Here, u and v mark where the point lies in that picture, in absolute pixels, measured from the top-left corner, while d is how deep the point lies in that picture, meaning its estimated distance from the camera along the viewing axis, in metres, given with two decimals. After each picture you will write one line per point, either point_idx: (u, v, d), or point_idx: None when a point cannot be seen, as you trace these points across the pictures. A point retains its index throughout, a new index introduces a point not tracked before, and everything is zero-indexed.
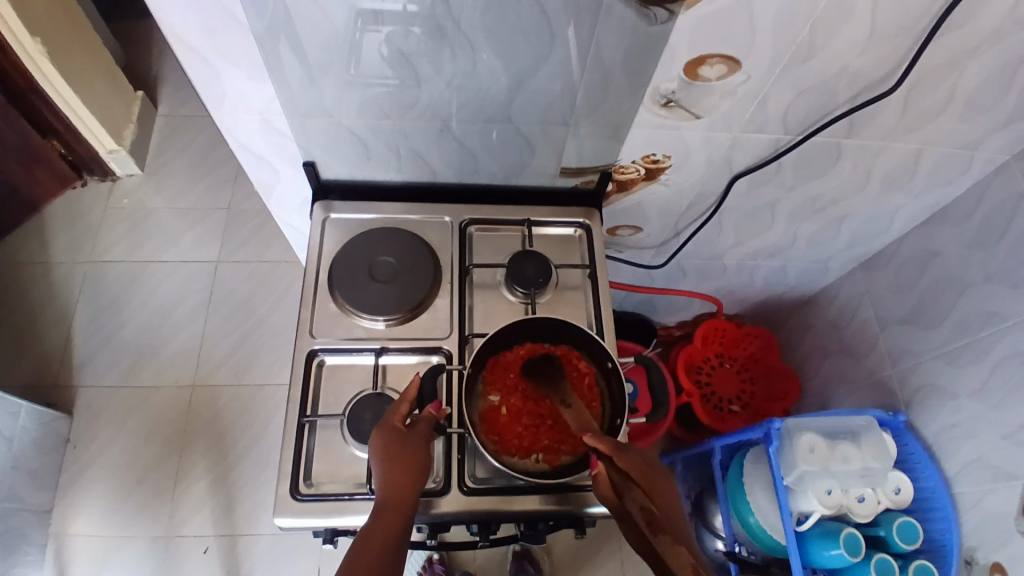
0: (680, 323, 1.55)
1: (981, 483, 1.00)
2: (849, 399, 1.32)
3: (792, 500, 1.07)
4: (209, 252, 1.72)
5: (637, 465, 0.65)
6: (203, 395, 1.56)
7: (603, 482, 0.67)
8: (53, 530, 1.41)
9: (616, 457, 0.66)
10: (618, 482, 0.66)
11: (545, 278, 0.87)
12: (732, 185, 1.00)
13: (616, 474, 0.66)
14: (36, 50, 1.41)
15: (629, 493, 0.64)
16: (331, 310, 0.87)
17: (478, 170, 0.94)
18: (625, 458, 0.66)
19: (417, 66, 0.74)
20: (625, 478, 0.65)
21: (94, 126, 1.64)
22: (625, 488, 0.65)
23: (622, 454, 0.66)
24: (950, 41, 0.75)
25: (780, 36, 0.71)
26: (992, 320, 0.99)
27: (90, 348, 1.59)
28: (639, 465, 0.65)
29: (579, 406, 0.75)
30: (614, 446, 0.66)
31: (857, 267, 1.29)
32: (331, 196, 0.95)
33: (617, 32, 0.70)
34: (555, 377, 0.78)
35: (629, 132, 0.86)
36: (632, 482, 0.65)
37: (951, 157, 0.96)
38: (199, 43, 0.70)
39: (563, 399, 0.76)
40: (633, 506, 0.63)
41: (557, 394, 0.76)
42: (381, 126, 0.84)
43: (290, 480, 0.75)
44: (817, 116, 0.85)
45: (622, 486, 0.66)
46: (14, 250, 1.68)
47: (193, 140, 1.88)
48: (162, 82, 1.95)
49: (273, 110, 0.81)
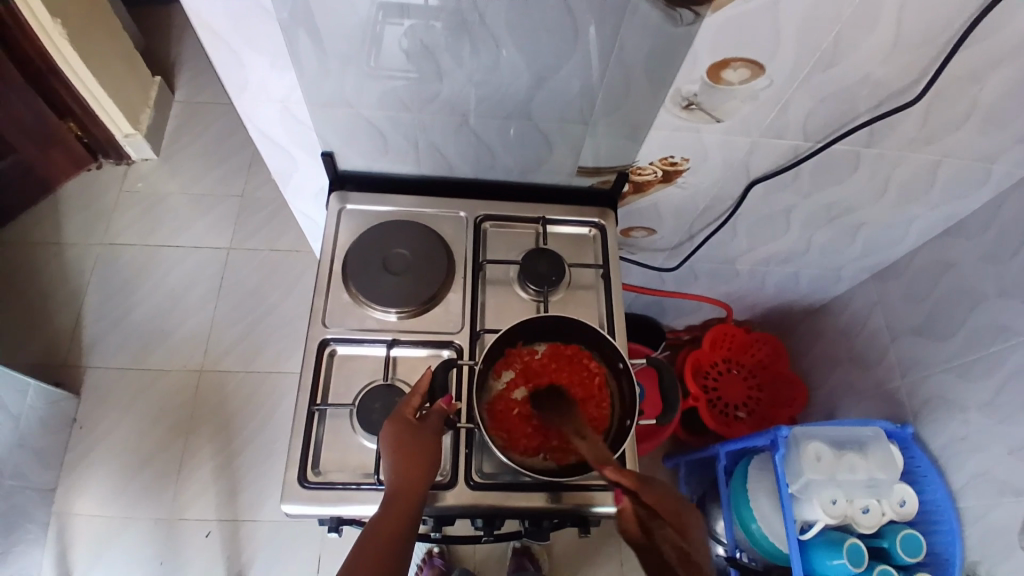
0: (688, 327, 1.56)
1: (986, 498, 0.99)
2: (855, 409, 1.31)
3: (795, 507, 1.06)
4: (221, 239, 1.73)
5: (666, 503, 0.63)
6: (209, 381, 1.56)
7: (628, 515, 0.63)
8: (57, 509, 1.42)
9: (642, 492, 0.63)
10: (644, 519, 0.62)
11: (558, 276, 0.87)
12: (749, 189, 0.99)
13: (641, 511, 0.63)
14: (56, 31, 1.42)
15: (658, 529, 0.60)
16: (345, 300, 0.88)
17: (495, 166, 0.94)
18: (653, 493, 0.63)
19: (439, 59, 0.74)
20: (652, 514, 0.62)
21: (111, 110, 1.65)
22: (653, 525, 0.61)
23: (649, 489, 0.64)
24: (975, 53, 0.74)
25: (804, 42, 0.71)
26: (1003, 335, 0.99)
27: (99, 329, 1.60)
28: (664, 501, 0.63)
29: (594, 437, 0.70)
30: (641, 481, 0.64)
31: (869, 277, 1.29)
32: (348, 187, 0.95)
33: (641, 32, 0.70)
34: (572, 407, 0.74)
35: (648, 133, 0.86)
36: (660, 518, 0.62)
37: (969, 171, 0.95)
38: (223, 28, 0.70)
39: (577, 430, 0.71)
40: (664, 541, 0.59)
41: (574, 426, 0.72)
42: (401, 118, 0.84)
43: (299, 467, 0.76)
44: (837, 124, 0.85)
45: (648, 521, 0.62)
46: (27, 230, 1.69)
47: (208, 126, 1.89)
48: (180, 68, 1.96)
49: (293, 99, 0.81)
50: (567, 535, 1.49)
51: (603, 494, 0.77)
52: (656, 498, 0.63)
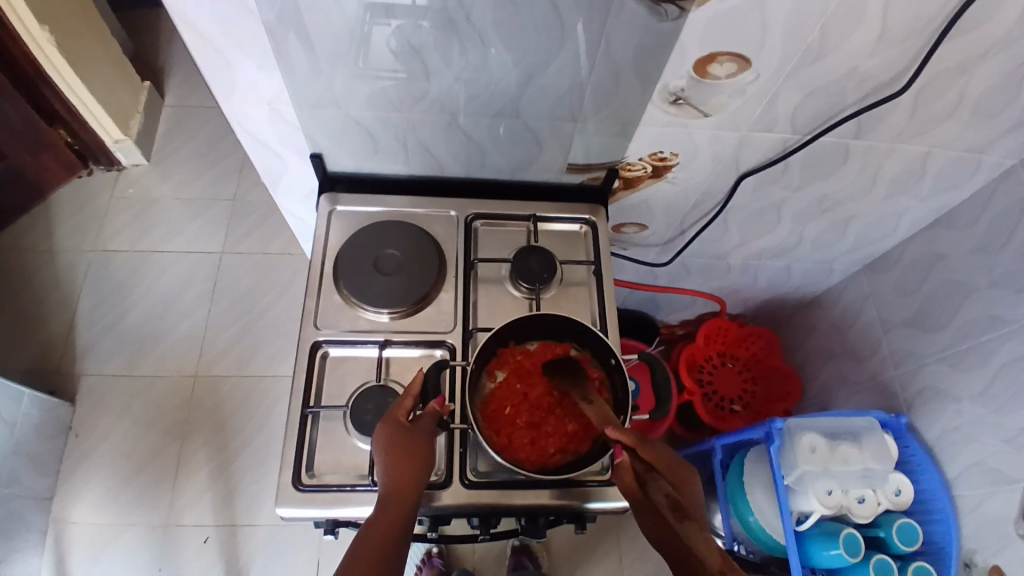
0: (682, 322, 1.55)
1: (980, 487, 1.00)
2: (850, 400, 1.32)
3: (792, 499, 1.07)
4: (213, 243, 1.72)
5: (662, 457, 0.65)
6: (205, 385, 1.56)
7: (627, 470, 0.66)
8: (52, 516, 1.42)
9: (641, 450, 0.64)
10: (641, 473, 0.65)
11: (550, 274, 0.87)
12: (739, 184, 1.00)
13: (639, 464, 0.66)
14: (45, 38, 1.41)
15: (653, 482, 0.64)
16: (336, 302, 0.87)
17: (485, 164, 0.94)
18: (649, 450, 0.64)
19: (426, 58, 0.74)
20: (649, 468, 0.65)
21: (100, 115, 1.64)
22: (649, 478, 0.65)
23: (645, 446, 0.65)
24: (961, 44, 0.74)
25: (791, 35, 0.71)
26: (995, 324, 0.99)
27: (93, 336, 1.59)
28: (662, 457, 0.65)
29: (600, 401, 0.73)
30: (640, 439, 0.65)
31: (862, 269, 1.29)
32: (338, 188, 0.95)
33: (628, 27, 0.69)
34: (575, 371, 0.77)
35: (637, 130, 0.86)
36: (655, 471, 0.65)
37: (958, 161, 0.95)
38: (211, 32, 0.70)
39: (584, 395, 0.74)
40: (658, 493, 0.63)
41: (579, 390, 0.75)
42: (389, 117, 0.84)
43: (293, 470, 0.76)
44: (826, 116, 0.85)
45: (645, 475, 0.65)
46: (18, 236, 1.69)
47: (199, 130, 1.88)
48: (169, 72, 1.95)
49: (282, 100, 0.81)
50: (566, 532, 1.49)
51: (598, 490, 0.78)
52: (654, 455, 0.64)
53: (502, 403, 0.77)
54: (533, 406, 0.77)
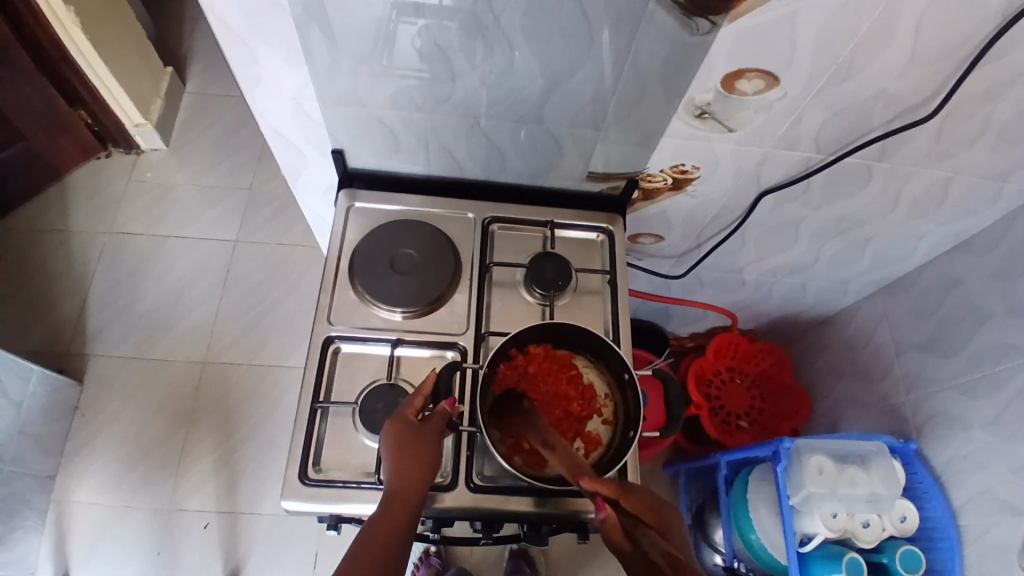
0: (692, 334, 1.55)
1: (987, 517, 0.99)
2: (859, 422, 1.31)
3: (796, 520, 1.06)
4: (228, 232, 1.73)
5: (646, 506, 0.64)
6: (212, 372, 1.57)
7: (614, 523, 0.60)
8: (55, 496, 1.43)
9: (624, 499, 0.64)
10: (629, 526, 0.61)
11: (564, 281, 0.87)
12: (759, 199, 0.99)
13: (625, 519, 0.63)
14: (70, 20, 1.42)
15: (643, 532, 0.60)
16: (350, 299, 0.88)
17: (505, 168, 0.94)
18: (628, 500, 0.64)
19: (452, 60, 0.74)
20: (637, 519, 0.62)
21: (121, 97, 1.65)
22: (638, 528, 0.61)
23: (627, 497, 0.64)
24: (992, 70, 0.74)
25: (820, 54, 0.71)
26: (1009, 354, 0.98)
27: (104, 318, 1.60)
28: (648, 508, 0.64)
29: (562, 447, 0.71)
30: (619, 488, 0.65)
31: (876, 290, 1.28)
32: (357, 185, 0.95)
33: (656, 39, 0.69)
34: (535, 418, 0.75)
35: (660, 141, 0.86)
36: (644, 522, 0.62)
37: (981, 188, 0.94)
38: (238, 25, 0.70)
39: (546, 442, 0.72)
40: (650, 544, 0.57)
41: (539, 433, 0.73)
42: (412, 117, 0.84)
43: (299, 464, 0.76)
44: (850, 137, 0.84)
45: (634, 529, 0.61)
46: (35, 216, 1.70)
47: (219, 119, 1.89)
48: (193, 60, 1.96)
49: (306, 95, 0.81)
50: (565, 539, 1.49)
51: None
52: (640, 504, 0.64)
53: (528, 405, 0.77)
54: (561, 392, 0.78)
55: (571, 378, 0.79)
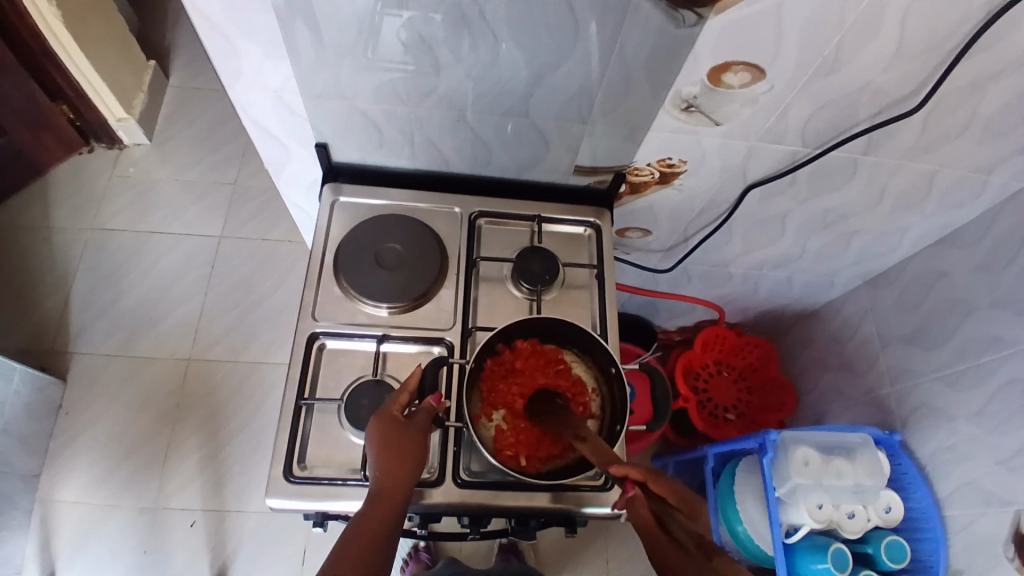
0: (680, 328, 1.55)
1: (971, 506, 1.00)
2: (844, 414, 1.32)
3: (782, 511, 1.07)
4: (213, 227, 1.71)
5: (672, 490, 0.65)
6: (198, 369, 1.55)
7: (643, 508, 0.62)
8: (39, 496, 1.41)
9: (651, 481, 0.65)
10: (657, 510, 0.62)
11: (552, 276, 0.87)
12: (745, 194, 0.99)
13: (653, 503, 0.64)
14: (51, 14, 1.39)
15: (672, 518, 0.61)
16: (335, 294, 0.87)
17: (491, 162, 0.93)
18: (658, 483, 0.65)
19: (438, 53, 0.73)
20: (664, 505, 0.63)
21: (105, 93, 1.62)
22: (665, 514, 0.62)
23: (655, 479, 0.65)
24: (976, 64, 0.74)
25: (808, 47, 0.70)
26: (994, 346, 0.99)
27: (87, 315, 1.58)
28: (674, 491, 0.65)
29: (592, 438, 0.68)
30: (647, 470, 0.65)
31: (862, 283, 1.29)
32: (341, 179, 0.94)
33: (644, 31, 0.69)
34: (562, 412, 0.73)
35: (647, 134, 0.86)
36: (671, 507, 0.63)
37: (965, 181, 0.95)
38: (219, 17, 0.69)
39: (576, 434, 0.69)
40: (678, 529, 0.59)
41: (569, 428, 0.71)
42: (397, 111, 0.83)
43: (284, 462, 0.75)
44: (836, 130, 0.84)
45: (662, 513, 0.62)
46: (15, 211, 1.67)
47: (202, 113, 1.87)
48: (175, 53, 1.93)
49: (289, 89, 0.80)
50: (554, 533, 1.49)
51: (591, 494, 0.78)
52: (666, 488, 0.65)
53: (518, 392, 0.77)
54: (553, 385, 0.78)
55: (558, 372, 0.79)
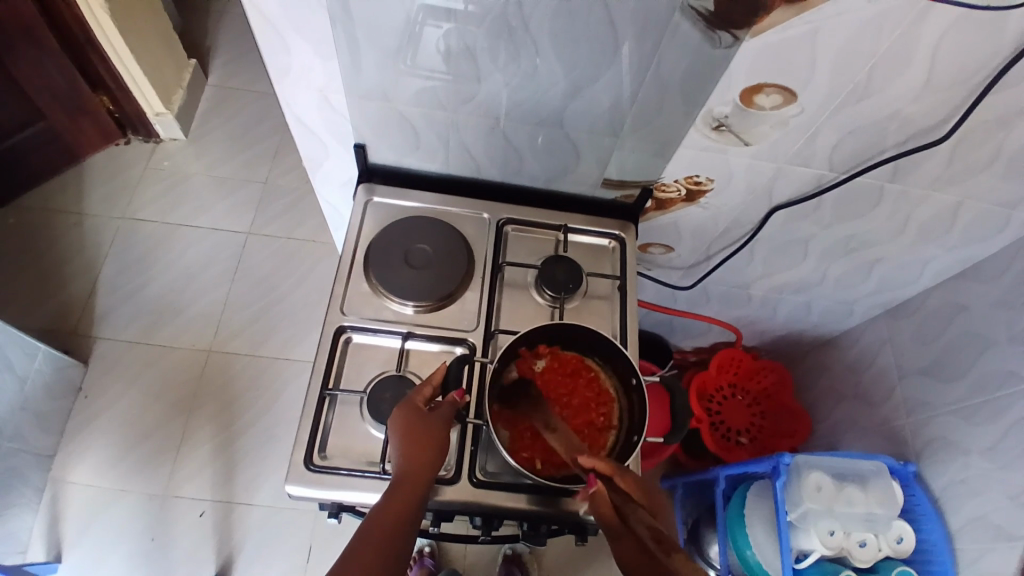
0: (695, 348, 1.56)
1: (982, 542, 0.99)
2: (858, 444, 1.31)
3: (792, 536, 1.07)
4: (240, 223, 1.75)
5: (637, 486, 0.69)
6: (216, 361, 1.58)
7: (604, 500, 0.65)
8: (53, 475, 1.43)
9: (618, 476, 0.68)
10: (618, 505, 0.65)
11: (575, 285, 0.88)
12: (770, 215, 1.01)
13: (617, 497, 0.67)
14: (98, 6, 1.44)
15: (632, 514, 0.63)
16: (363, 290, 0.89)
17: (522, 171, 0.96)
18: (625, 478, 0.69)
19: (478, 61, 0.76)
20: (627, 500, 0.66)
21: (144, 86, 1.67)
22: (628, 510, 0.64)
23: (621, 474, 0.69)
24: (1003, 99, 0.75)
25: (839, 73, 0.72)
26: (1011, 380, 0.98)
27: (112, 301, 1.62)
28: (638, 487, 0.68)
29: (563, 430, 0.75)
30: (615, 466, 0.69)
31: (881, 313, 1.29)
32: (375, 180, 0.97)
33: (680, 50, 0.71)
34: (534, 395, 0.78)
35: (676, 151, 0.88)
36: (633, 503, 0.66)
37: (989, 215, 0.96)
38: (274, 14, 0.72)
39: (547, 424, 0.76)
40: (640, 525, 0.61)
41: (541, 415, 0.76)
42: (435, 116, 0.86)
43: (305, 449, 0.77)
44: (863, 157, 0.86)
45: (624, 507, 0.65)
46: (50, 196, 1.72)
47: (237, 112, 1.91)
48: (215, 53, 1.99)
49: (333, 88, 0.83)
50: (559, 546, 1.49)
51: None
52: (629, 483, 0.68)
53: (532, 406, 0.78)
54: (577, 395, 0.80)
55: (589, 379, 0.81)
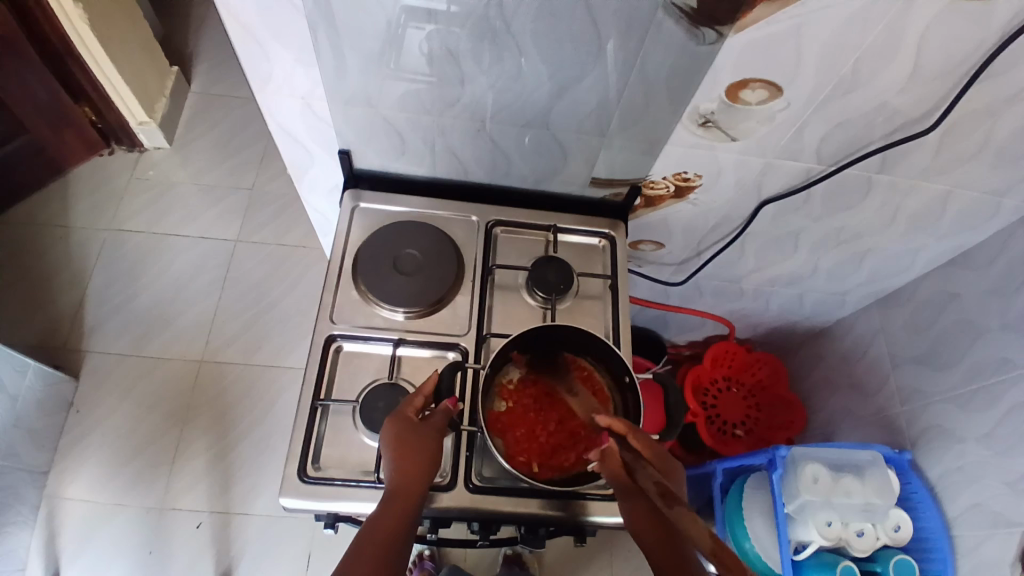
0: (689, 343, 1.56)
1: (980, 528, 0.99)
2: (853, 433, 1.32)
3: (791, 527, 1.08)
4: (228, 231, 1.73)
5: (651, 446, 0.67)
6: (209, 370, 1.56)
7: (615, 461, 0.67)
8: (47, 492, 1.42)
9: (631, 435, 0.67)
10: (629, 462, 0.66)
11: (566, 285, 0.88)
12: (759, 210, 1.00)
13: (628, 455, 0.67)
14: (77, 16, 1.42)
15: (642, 470, 0.64)
16: (353, 298, 0.88)
17: (510, 172, 0.95)
18: (638, 437, 0.67)
19: (461, 63, 0.75)
20: (638, 457, 0.65)
21: (127, 96, 1.65)
22: (637, 466, 0.65)
23: (635, 434, 0.67)
24: (989, 89, 0.75)
25: (824, 68, 0.72)
26: (1004, 367, 0.99)
27: (101, 313, 1.60)
28: (651, 446, 0.67)
29: (585, 394, 0.80)
30: (630, 426, 0.68)
31: (873, 302, 1.29)
32: (362, 186, 0.96)
33: (666, 47, 0.70)
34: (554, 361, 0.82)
35: (664, 149, 0.87)
36: (643, 459, 0.65)
37: (978, 204, 0.96)
38: (253, 24, 0.71)
39: (569, 388, 0.80)
40: (647, 480, 0.61)
41: (563, 381, 0.81)
42: (420, 120, 0.85)
43: (298, 462, 0.76)
44: (850, 150, 0.86)
45: (633, 464, 0.65)
46: (35, 210, 1.70)
47: (222, 119, 1.90)
48: (197, 60, 1.97)
49: (315, 96, 0.82)
50: (560, 545, 1.49)
51: (601, 504, 0.78)
52: (644, 442, 0.66)
53: (530, 399, 0.80)
54: (573, 388, 0.80)
55: (584, 378, 0.80)
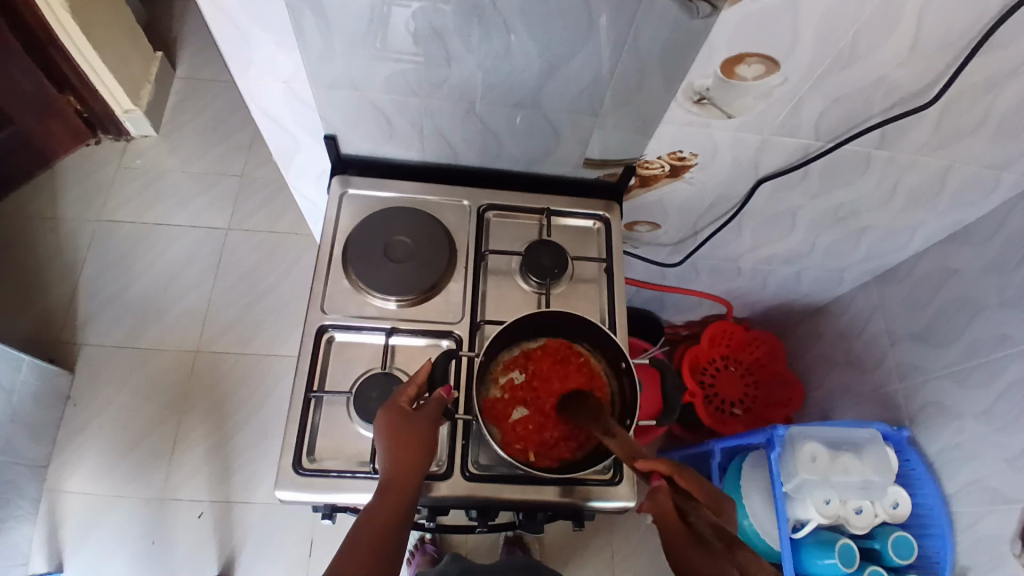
0: (687, 322, 1.55)
1: (979, 504, 0.99)
2: (851, 410, 1.31)
3: (790, 506, 1.08)
4: (219, 219, 1.71)
5: (698, 483, 0.62)
6: (205, 360, 1.56)
7: (665, 503, 0.61)
8: (47, 485, 1.42)
9: (678, 475, 0.62)
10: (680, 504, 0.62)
11: (561, 269, 0.86)
12: (756, 188, 0.98)
13: (676, 495, 0.63)
14: (58, 5, 1.38)
15: (696, 514, 0.61)
16: (344, 287, 0.87)
17: (501, 154, 0.93)
18: (685, 478, 0.62)
19: (448, 43, 0.73)
20: (688, 499, 0.62)
21: (111, 83, 1.62)
22: (688, 508, 0.62)
23: (682, 472, 0.62)
24: (992, 60, 0.73)
25: (822, 43, 0.70)
26: (1004, 342, 0.98)
27: (94, 305, 1.59)
28: (702, 485, 0.62)
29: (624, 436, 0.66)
30: (675, 465, 0.62)
31: (872, 279, 1.28)
32: (350, 171, 0.94)
33: (658, 23, 0.68)
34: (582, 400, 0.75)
35: (658, 127, 0.85)
36: (695, 501, 0.62)
37: (978, 179, 0.94)
38: (230, 7, 0.68)
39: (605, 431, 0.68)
40: (702, 526, 0.60)
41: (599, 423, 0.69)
42: (407, 102, 0.83)
43: (293, 454, 0.75)
44: (848, 125, 0.84)
45: (684, 507, 0.62)
46: (22, 201, 1.68)
47: (209, 104, 1.86)
48: (182, 43, 1.93)
49: (299, 79, 0.80)
50: (561, 526, 1.50)
51: (600, 488, 0.77)
52: (692, 483, 0.62)
53: (527, 393, 0.78)
54: (571, 379, 0.79)
55: (580, 365, 0.80)
